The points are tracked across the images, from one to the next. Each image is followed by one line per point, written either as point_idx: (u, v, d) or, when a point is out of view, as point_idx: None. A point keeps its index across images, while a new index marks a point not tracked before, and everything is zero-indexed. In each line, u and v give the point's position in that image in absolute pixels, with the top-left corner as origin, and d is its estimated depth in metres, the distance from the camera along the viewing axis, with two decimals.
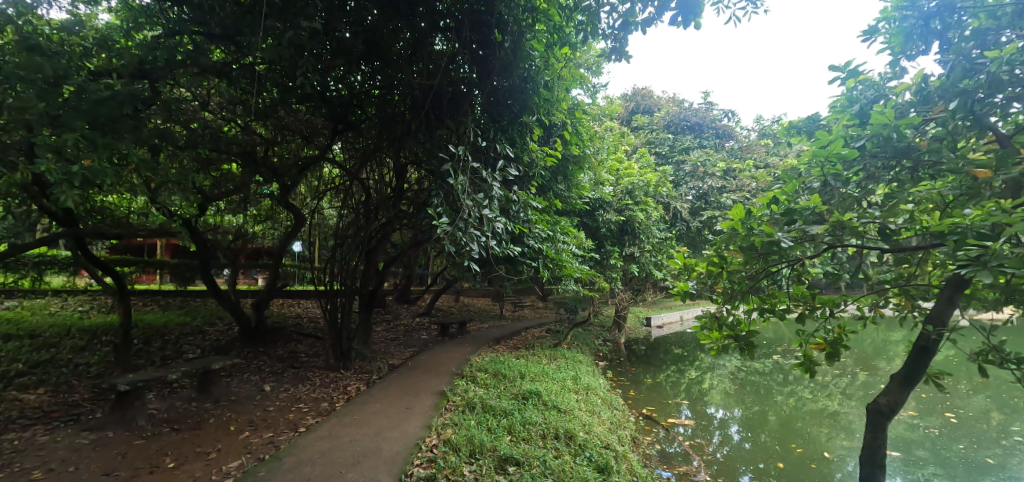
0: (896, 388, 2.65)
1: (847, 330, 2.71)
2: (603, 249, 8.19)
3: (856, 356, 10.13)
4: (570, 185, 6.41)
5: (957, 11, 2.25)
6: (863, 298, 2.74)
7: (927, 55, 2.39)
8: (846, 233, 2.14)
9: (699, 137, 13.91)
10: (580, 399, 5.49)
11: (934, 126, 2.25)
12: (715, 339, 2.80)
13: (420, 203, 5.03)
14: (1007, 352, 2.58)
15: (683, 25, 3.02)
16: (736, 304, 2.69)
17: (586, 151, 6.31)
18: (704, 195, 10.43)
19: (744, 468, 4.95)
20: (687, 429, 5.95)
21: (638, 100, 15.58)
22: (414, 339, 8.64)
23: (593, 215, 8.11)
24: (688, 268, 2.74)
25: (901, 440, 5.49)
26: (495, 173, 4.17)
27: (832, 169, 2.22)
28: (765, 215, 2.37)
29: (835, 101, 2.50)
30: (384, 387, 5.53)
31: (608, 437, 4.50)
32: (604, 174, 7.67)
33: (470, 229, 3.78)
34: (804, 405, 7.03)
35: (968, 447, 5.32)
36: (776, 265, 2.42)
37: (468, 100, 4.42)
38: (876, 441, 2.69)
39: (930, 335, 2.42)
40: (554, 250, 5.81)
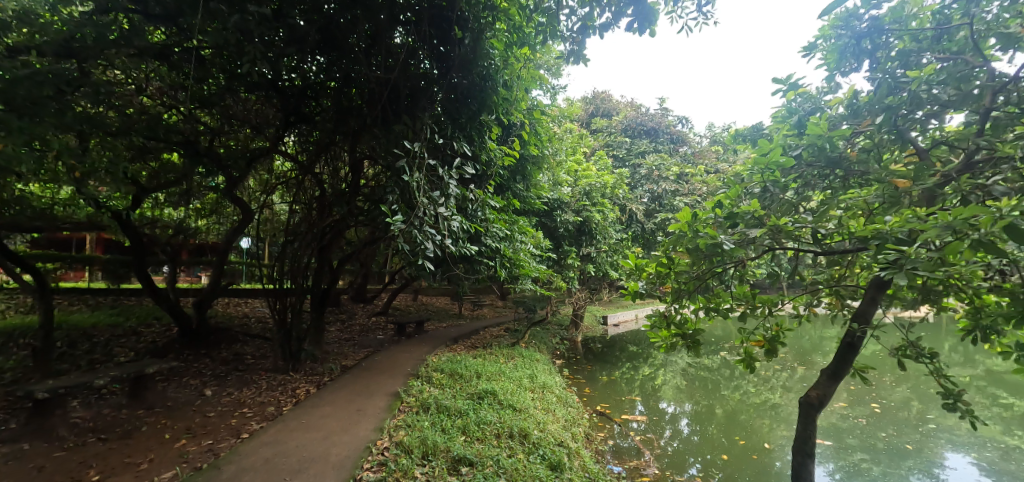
0: (824, 382, 2.83)
1: (785, 328, 2.85)
2: (561, 249, 8.31)
3: (794, 351, 10.78)
4: (529, 185, 6.44)
5: (884, 33, 2.41)
6: (799, 298, 2.85)
7: (858, 72, 2.55)
8: (783, 237, 2.27)
9: (654, 142, 14.33)
10: (535, 397, 5.54)
11: (863, 138, 2.41)
12: (664, 337, 2.89)
13: (376, 200, 4.91)
14: (922, 348, 2.81)
15: (638, 32, 3.10)
16: (683, 303, 2.77)
17: (545, 152, 6.35)
18: (658, 198, 10.77)
19: (693, 460, 5.15)
20: (640, 425, 6.14)
21: (597, 103, 15.94)
22: (369, 339, 8.46)
23: (551, 215, 8.19)
24: (637, 269, 2.78)
25: (834, 429, 5.89)
26: (452, 172, 4.13)
27: (770, 175, 2.36)
28: (710, 217, 2.47)
29: (776, 111, 2.66)
30: (335, 389, 5.37)
31: (562, 435, 4.57)
32: (563, 175, 7.74)
33: (425, 226, 3.71)
34: (748, 398, 7.42)
35: (890, 434, 5.77)
36: (721, 265, 2.50)
37: (427, 96, 4.34)
38: (808, 432, 2.85)
39: (856, 332, 2.59)
40: (512, 249, 5.84)
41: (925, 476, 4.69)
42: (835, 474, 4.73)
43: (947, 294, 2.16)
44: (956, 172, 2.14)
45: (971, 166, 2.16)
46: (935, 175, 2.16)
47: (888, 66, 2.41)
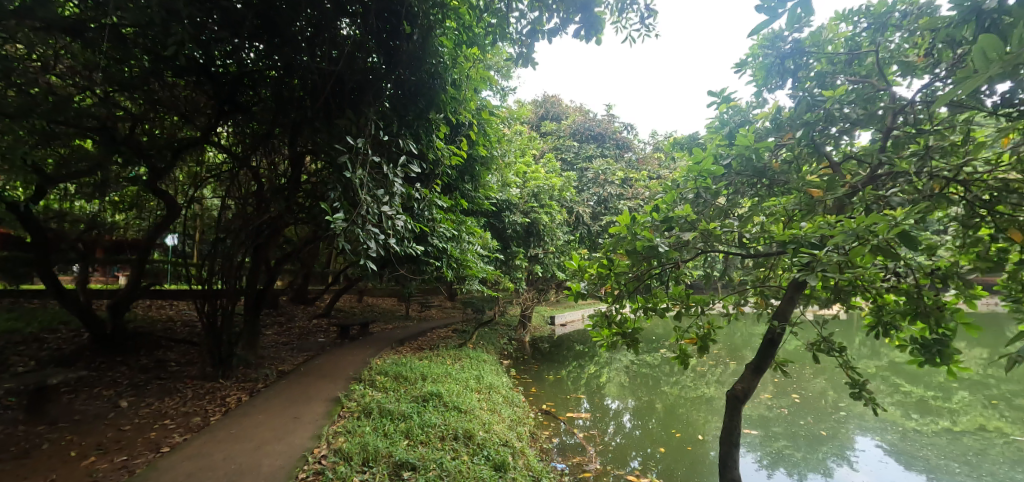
0: (748, 376, 3.02)
1: (715, 326, 3.02)
2: (509, 249, 8.37)
3: (727, 348, 11.45)
4: (479, 185, 6.41)
5: (805, 54, 2.61)
6: (728, 297, 3.04)
7: (783, 89, 2.75)
8: (713, 240, 2.41)
9: (601, 147, 14.73)
10: (481, 398, 5.53)
11: (786, 150, 2.61)
12: (605, 336, 2.97)
13: (316, 197, 4.71)
14: (834, 342, 3.07)
15: (585, 39, 3.17)
16: (623, 303, 2.85)
17: (494, 153, 6.34)
18: (604, 201, 11.10)
19: (634, 454, 5.34)
20: (585, 422, 6.29)
21: (547, 107, 16.17)
22: (309, 342, 8.11)
23: (500, 216, 8.21)
24: (580, 270, 2.82)
25: (761, 419, 6.32)
26: (397, 170, 4.04)
27: (702, 182, 2.49)
28: (647, 221, 2.56)
29: (710, 122, 2.83)
30: (269, 396, 5.10)
31: (507, 435, 4.58)
32: (512, 177, 7.73)
33: (368, 225, 3.60)
34: (685, 392, 7.80)
35: (808, 422, 6.26)
36: (658, 267, 2.61)
37: (373, 91, 4.22)
38: (734, 423, 3.04)
39: (776, 329, 2.79)
40: (459, 250, 5.80)
41: (839, 458, 5.12)
42: (761, 461, 5.07)
43: (854, 293, 2.38)
44: (862, 184, 2.36)
45: (875, 179, 2.39)
46: (845, 186, 2.37)
47: (807, 85, 2.62)
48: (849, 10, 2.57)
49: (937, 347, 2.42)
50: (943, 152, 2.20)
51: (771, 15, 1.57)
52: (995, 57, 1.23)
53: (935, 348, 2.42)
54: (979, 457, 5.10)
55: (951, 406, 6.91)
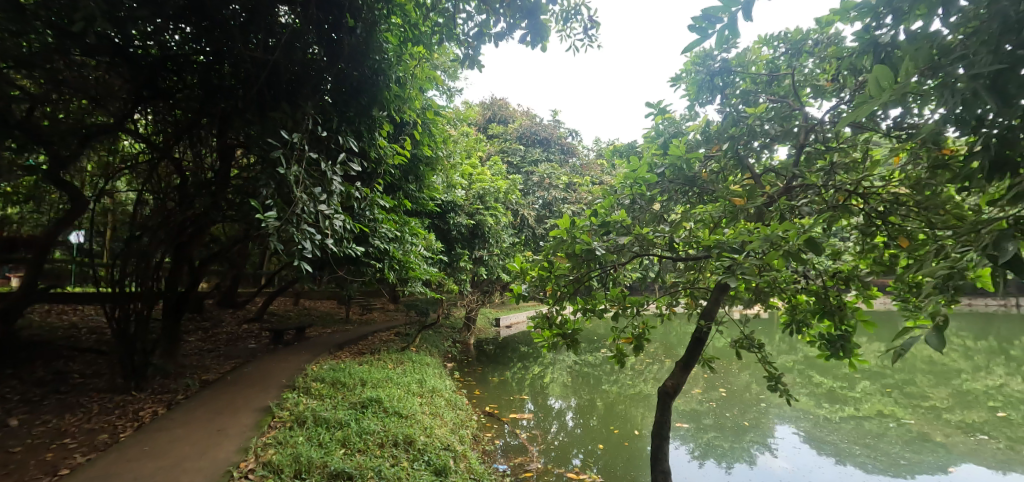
0: (678, 372, 3.19)
1: (649, 326, 3.15)
2: (453, 251, 8.31)
3: (663, 346, 12.00)
4: (423, 186, 6.31)
5: (732, 73, 2.81)
6: (662, 298, 3.17)
7: (713, 104, 2.94)
8: (647, 244, 2.54)
9: (546, 151, 14.95)
10: (423, 402, 5.45)
11: (713, 161, 2.79)
12: (546, 337, 3.02)
13: (246, 193, 4.44)
14: (754, 340, 3.31)
15: (530, 46, 3.22)
16: (563, 305, 2.89)
17: (439, 154, 6.26)
18: (549, 204, 11.29)
19: (575, 452, 5.46)
20: (529, 422, 6.35)
21: (495, 109, 16.23)
22: (237, 348, 7.63)
23: (444, 217, 8.13)
24: (523, 272, 2.82)
25: (693, 413, 6.68)
26: (336, 167, 3.89)
27: (637, 188, 2.60)
28: (585, 225, 2.58)
29: (646, 132, 2.99)
30: (191, 408, 4.75)
31: (448, 438, 4.54)
32: (457, 178, 7.55)
33: (303, 224, 3.44)
34: (624, 390, 8.10)
35: (734, 414, 6.71)
36: (596, 270, 2.67)
37: (311, 84, 4.05)
38: (664, 418, 3.19)
39: (703, 328, 2.97)
40: (401, 251, 5.68)
41: (761, 446, 5.52)
42: (693, 452, 5.36)
43: (771, 294, 2.57)
44: (779, 194, 2.57)
45: (789, 190, 2.61)
46: (764, 196, 2.57)
47: (733, 102, 2.82)
48: (770, 35, 2.80)
49: (841, 342, 2.67)
50: (847, 168, 2.44)
51: (702, 35, 1.65)
52: (888, 86, 1.36)
53: (839, 342, 2.66)
54: (877, 439, 5.68)
55: (855, 395, 7.65)
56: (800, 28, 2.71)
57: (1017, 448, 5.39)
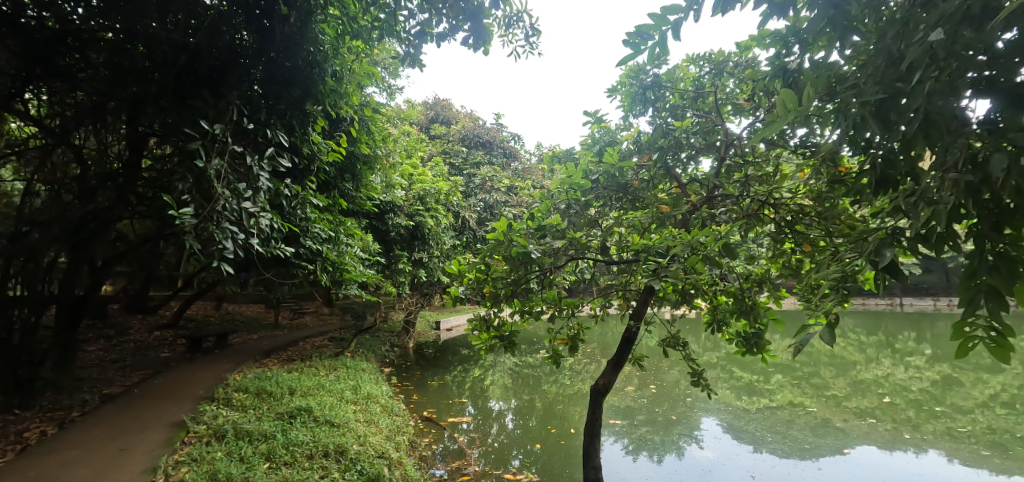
0: (609, 371, 3.30)
1: (583, 327, 3.23)
2: (392, 253, 8.10)
3: (599, 347, 12.40)
4: (360, 185, 6.10)
5: (661, 88, 2.97)
6: (596, 299, 3.26)
7: (644, 116, 3.09)
8: (580, 249, 2.65)
9: (489, 154, 15.00)
10: (357, 409, 5.25)
11: (644, 170, 2.93)
12: (484, 339, 3.01)
13: (160, 188, 4.07)
14: (680, 338, 3.51)
15: (473, 48, 3.22)
16: (501, 307, 2.89)
17: (379, 153, 6.09)
18: (490, 207, 11.31)
19: (514, 453, 5.50)
20: (469, 425, 6.32)
21: (438, 110, 16.04)
22: (147, 358, 6.96)
23: (383, 218, 7.90)
24: (460, 274, 2.78)
25: (628, 411, 6.96)
26: (264, 162, 3.65)
27: (573, 194, 2.68)
28: (522, 228, 2.59)
29: (582, 140, 3.09)
30: (89, 427, 4.26)
31: (383, 446, 4.41)
32: (396, 178, 7.39)
33: (224, 223, 3.20)
34: (562, 390, 8.27)
35: (664, 409, 7.07)
36: (533, 272, 2.70)
37: (236, 72, 3.77)
38: (596, 415, 3.30)
39: (633, 328, 3.10)
40: (335, 252, 5.45)
41: (689, 438, 5.84)
42: (627, 448, 5.58)
43: (695, 295, 2.78)
44: (701, 202, 2.79)
45: (710, 200, 2.82)
46: (688, 203, 2.78)
47: (663, 115, 2.98)
48: (696, 54, 2.99)
49: (754, 339, 2.93)
50: (760, 180, 2.68)
51: (635, 50, 1.75)
52: (793, 107, 1.50)
53: (753, 339, 2.91)
54: (789, 426, 6.20)
55: (770, 387, 8.32)
56: (722, 51, 2.91)
57: (901, 428, 6.09)
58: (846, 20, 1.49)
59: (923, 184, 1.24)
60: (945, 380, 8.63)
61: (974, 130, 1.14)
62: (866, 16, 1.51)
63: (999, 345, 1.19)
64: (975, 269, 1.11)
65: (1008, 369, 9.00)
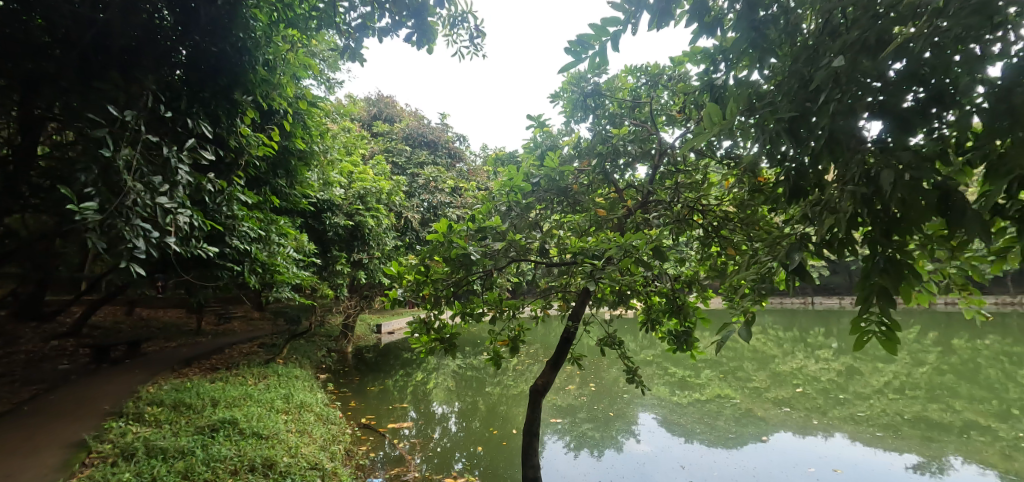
0: (548, 371, 3.35)
1: (524, 328, 3.25)
2: (329, 254, 7.77)
3: (542, 347, 12.57)
4: (295, 182, 5.80)
5: (601, 96, 3.07)
6: (537, 301, 3.29)
7: (585, 122, 3.18)
8: (518, 250, 2.65)
9: (434, 154, 14.79)
10: (289, 419, 4.98)
11: (584, 175, 3.01)
12: (424, 343, 2.96)
13: (59, 180, 3.65)
14: (617, 338, 3.63)
15: (417, 45, 3.16)
16: (441, 309, 2.86)
17: (316, 149, 5.81)
18: (434, 208, 11.14)
19: (457, 457, 5.45)
20: (410, 431, 6.18)
21: (381, 107, 15.61)
22: (42, 371, 6.22)
23: (320, 217, 7.55)
24: (399, 276, 2.71)
25: (570, 409, 7.15)
26: (183, 154, 3.36)
27: (513, 196, 2.70)
28: (462, 229, 2.57)
29: (525, 143, 3.13)
30: None
31: (317, 456, 4.20)
32: (335, 176, 7.09)
33: (136, 219, 2.92)
34: (506, 391, 8.30)
35: (602, 406, 7.29)
36: (474, 274, 2.67)
37: (159, 56, 3.41)
38: (536, 416, 3.34)
39: (571, 328, 3.17)
40: (265, 253, 5.14)
41: (627, 433, 6.05)
42: (569, 445, 5.70)
43: (630, 295, 2.91)
44: (636, 207, 2.92)
45: (645, 205, 2.95)
46: (623, 208, 2.90)
47: (602, 122, 3.07)
48: (634, 66, 3.11)
49: (684, 336, 3.09)
50: (690, 187, 2.83)
51: (577, 58, 1.79)
52: (717, 120, 1.59)
53: (684, 337, 3.07)
54: (717, 417, 6.60)
55: (701, 381, 8.81)
56: (658, 64, 3.06)
57: (812, 415, 6.67)
58: (765, 43, 1.61)
59: (826, 194, 1.36)
60: (849, 370, 9.55)
61: (867, 146, 1.27)
62: (782, 41, 1.64)
63: (887, 338, 1.33)
64: (869, 270, 1.23)
65: (899, 359, 10.11)
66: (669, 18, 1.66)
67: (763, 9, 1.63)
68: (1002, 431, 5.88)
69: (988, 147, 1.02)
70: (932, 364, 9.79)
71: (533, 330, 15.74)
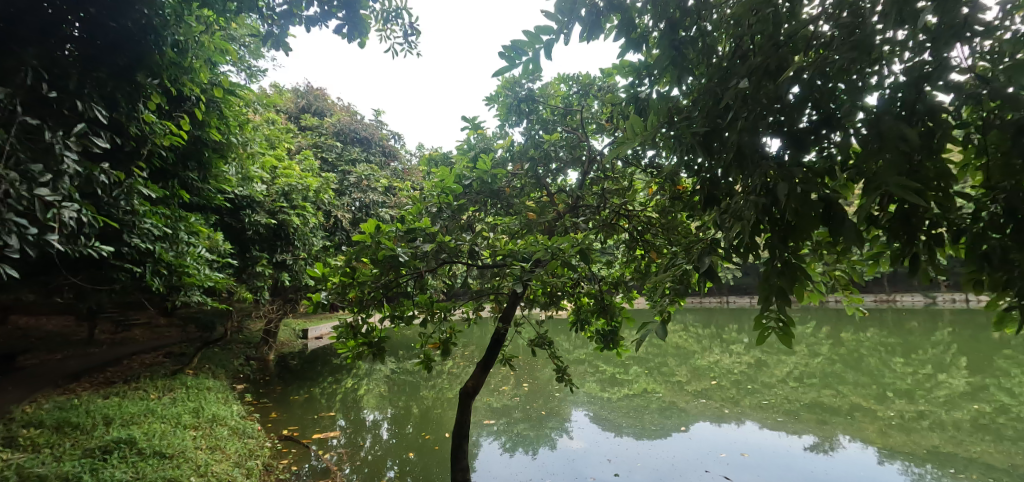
0: (479, 373, 3.35)
1: (456, 331, 3.22)
2: (248, 255, 7.24)
3: (476, 349, 12.53)
4: (209, 176, 5.35)
5: (534, 102, 3.13)
6: (469, 303, 3.27)
7: (518, 127, 3.23)
8: (449, 253, 2.55)
9: (367, 152, 14.29)
10: (198, 435, 4.58)
11: (517, 179, 3.05)
12: (350, 347, 2.84)
13: None
14: (547, 339, 3.69)
15: (347, 38, 3.03)
16: (369, 312, 2.76)
17: (234, 140, 5.38)
18: (366, 207, 10.73)
19: (389, 464, 5.28)
20: (338, 440, 5.91)
21: (310, 99, 14.82)
22: None
23: (237, 214, 7.02)
24: (324, 278, 2.57)
25: (505, 409, 7.22)
26: (70, 139, 2.98)
27: (444, 198, 2.67)
28: (391, 230, 2.49)
29: (459, 145, 3.13)
30: None
31: (230, 474, 3.89)
32: (256, 170, 6.62)
33: (8, 213, 2.53)
34: (440, 394, 8.18)
35: (535, 405, 7.40)
36: (404, 277, 2.58)
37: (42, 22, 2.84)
38: (466, 418, 3.32)
39: (502, 330, 3.18)
40: (172, 253, 4.68)
41: (561, 430, 6.19)
42: (504, 446, 5.73)
43: (561, 296, 2.99)
44: (567, 211, 3.00)
45: (575, 209, 3.03)
46: (553, 212, 2.96)
47: (535, 127, 3.14)
48: (566, 75, 3.20)
49: (611, 335, 3.20)
50: (616, 193, 2.95)
51: (510, 63, 1.80)
52: (640, 130, 1.67)
53: (610, 336, 3.19)
54: (644, 411, 6.93)
55: (628, 378, 9.22)
56: (589, 74, 3.17)
57: (726, 405, 7.20)
58: (684, 62, 1.72)
59: (734, 203, 1.47)
60: (758, 363, 10.43)
61: (769, 161, 1.39)
62: (699, 61, 1.76)
63: (784, 333, 1.47)
64: (769, 272, 1.35)
65: (799, 352, 11.20)
66: (598, 31, 1.72)
67: (684, 31, 1.74)
68: (879, 411, 6.70)
69: (867, 166, 1.13)
70: (824, 355, 10.95)
71: (468, 333, 15.66)
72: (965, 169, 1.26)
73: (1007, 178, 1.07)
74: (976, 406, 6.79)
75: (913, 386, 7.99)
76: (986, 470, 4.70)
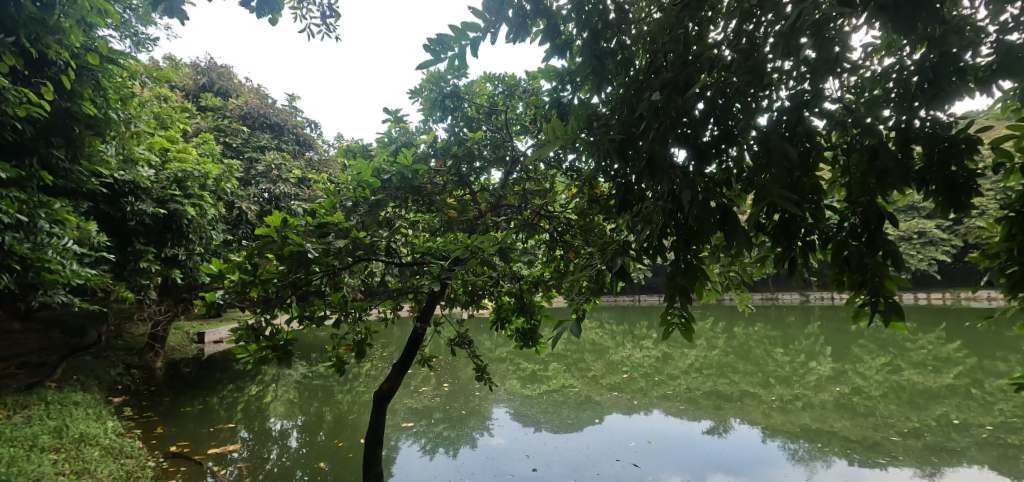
0: (394, 374, 3.24)
1: (371, 331, 3.08)
2: (130, 248, 6.41)
3: (395, 351, 12.15)
4: (80, 156, 4.64)
5: (459, 99, 3.09)
6: (387, 303, 3.14)
7: (442, 122, 3.17)
8: (363, 250, 2.43)
9: (278, 139, 13.26)
10: (62, 458, 3.98)
11: (439, 176, 3.00)
12: (252, 351, 2.61)
13: None
14: (468, 338, 3.68)
15: (256, 12, 2.78)
16: (274, 313, 2.55)
17: (114, 116, 4.72)
18: (276, 199, 9.95)
19: (298, 475, 4.94)
20: (239, 454, 5.45)
21: (212, 77, 13.45)
22: None
23: (116, 201, 6.17)
24: (221, 275, 2.33)
25: (425, 410, 7.11)
26: None
27: (361, 191, 2.55)
28: (300, 224, 2.31)
29: (379, 137, 3.01)
30: None
31: None
32: (142, 151, 5.89)
33: None
34: (355, 398, 7.85)
35: (455, 405, 7.35)
36: (314, 275, 2.42)
37: None
38: (379, 422, 3.20)
39: (420, 330, 3.11)
40: (33, 247, 4.00)
41: (481, 429, 6.19)
42: (424, 447, 5.62)
43: (482, 295, 2.98)
44: (490, 211, 3.01)
45: (496, 208, 3.04)
46: (472, 212, 2.97)
47: (459, 124, 3.11)
48: (492, 74, 3.20)
49: (530, 333, 3.27)
50: (538, 194, 3.02)
51: (435, 57, 1.76)
52: (560, 132, 1.70)
53: (529, 334, 3.25)
54: (560, 406, 7.16)
55: (547, 374, 9.47)
56: (515, 75, 3.20)
57: (636, 397, 7.67)
58: (604, 71, 1.79)
59: (645, 208, 1.55)
60: (664, 356, 11.22)
61: (676, 170, 1.47)
62: (618, 71, 1.84)
63: (686, 328, 1.58)
64: (674, 273, 1.45)
65: (699, 346, 12.21)
66: (525, 33, 1.73)
67: (606, 42, 1.81)
68: (764, 396, 7.52)
69: (759, 178, 1.24)
70: (721, 348, 12.03)
71: (387, 334, 15.14)
72: (834, 185, 1.44)
73: (864, 193, 1.23)
74: (838, 388, 7.84)
75: (791, 373, 9.06)
76: (845, 443, 5.45)
